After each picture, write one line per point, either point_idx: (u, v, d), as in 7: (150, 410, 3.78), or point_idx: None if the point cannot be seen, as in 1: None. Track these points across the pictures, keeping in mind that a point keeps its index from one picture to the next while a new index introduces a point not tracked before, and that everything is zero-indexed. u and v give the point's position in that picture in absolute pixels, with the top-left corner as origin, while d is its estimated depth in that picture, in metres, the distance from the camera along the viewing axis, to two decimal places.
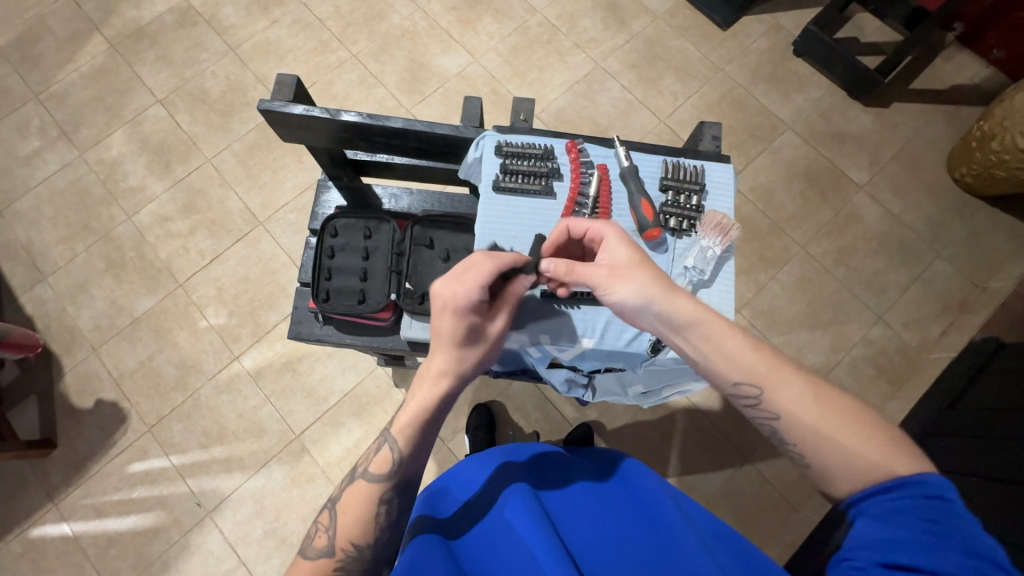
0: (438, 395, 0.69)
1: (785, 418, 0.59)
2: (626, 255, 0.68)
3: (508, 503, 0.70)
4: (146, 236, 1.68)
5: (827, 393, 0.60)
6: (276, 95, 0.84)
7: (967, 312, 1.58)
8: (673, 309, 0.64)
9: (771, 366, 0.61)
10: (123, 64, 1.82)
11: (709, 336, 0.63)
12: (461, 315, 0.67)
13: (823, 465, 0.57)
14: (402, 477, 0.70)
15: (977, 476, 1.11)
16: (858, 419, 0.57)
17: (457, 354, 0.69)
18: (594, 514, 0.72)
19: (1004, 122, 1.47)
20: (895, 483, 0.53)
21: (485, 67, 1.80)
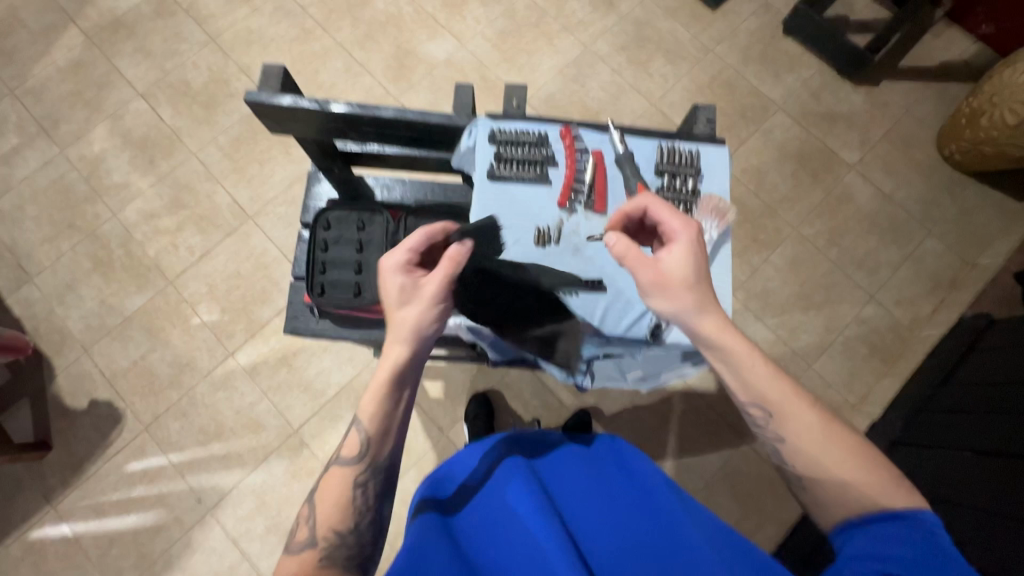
0: (394, 362, 0.70)
1: (788, 443, 0.66)
2: (691, 269, 0.69)
3: (504, 480, 0.73)
4: (133, 233, 1.65)
5: (830, 428, 0.66)
6: (262, 86, 0.82)
7: (957, 289, 1.60)
8: (707, 325, 0.68)
9: (788, 395, 0.67)
10: (101, 57, 1.77)
11: (732, 354, 0.68)
12: (398, 277, 0.71)
13: (821, 492, 0.64)
14: (374, 454, 0.70)
15: (967, 451, 1.13)
16: (855, 448, 0.64)
17: (400, 318, 0.71)
18: (589, 491, 0.75)
19: (993, 99, 1.48)
20: (894, 514, 0.59)
21: (473, 53, 1.78)
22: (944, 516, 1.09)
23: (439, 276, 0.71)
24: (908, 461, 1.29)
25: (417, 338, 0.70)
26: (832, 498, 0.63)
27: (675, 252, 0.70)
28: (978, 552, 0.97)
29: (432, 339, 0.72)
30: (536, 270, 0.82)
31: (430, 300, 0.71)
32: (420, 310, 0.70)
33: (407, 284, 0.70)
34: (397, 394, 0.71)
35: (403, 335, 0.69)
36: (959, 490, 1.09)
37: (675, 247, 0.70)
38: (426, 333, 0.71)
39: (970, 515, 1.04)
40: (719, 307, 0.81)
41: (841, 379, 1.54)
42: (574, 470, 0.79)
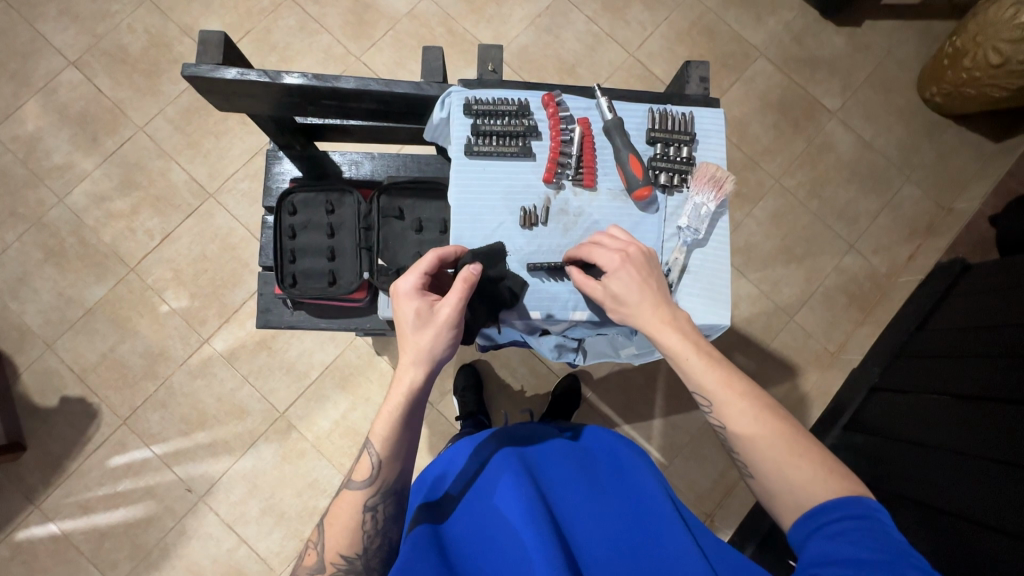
0: (407, 389, 0.67)
1: (729, 427, 0.65)
2: (627, 290, 0.70)
3: (494, 469, 0.75)
4: (84, 218, 1.53)
5: (771, 419, 0.64)
6: (201, 58, 0.72)
7: (933, 235, 1.62)
8: (646, 326, 0.69)
9: (722, 383, 0.66)
10: (21, 22, 1.58)
11: (672, 354, 0.68)
12: (410, 300, 0.67)
13: (767, 483, 0.63)
14: (386, 480, 0.68)
15: (944, 395, 1.18)
16: (794, 438, 0.63)
17: (413, 341, 0.67)
18: (578, 477, 0.77)
19: (977, 38, 1.44)
20: (851, 508, 0.57)
21: (437, 4, 1.64)
22: (921, 459, 1.14)
23: (453, 298, 0.67)
24: (883, 407, 1.34)
25: (432, 362, 0.67)
26: (778, 492, 0.62)
27: (613, 279, 0.71)
28: (959, 494, 1.03)
29: (447, 362, 0.69)
30: (530, 255, 0.78)
31: (446, 324, 0.67)
32: (434, 334, 0.66)
33: (422, 308, 0.66)
34: (411, 422, 0.68)
35: (416, 360, 0.66)
36: (935, 432, 1.14)
37: (606, 273, 0.71)
38: (441, 357, 0.68)
39: (946, 457, 1.09)
40: (717, 283, 0.80)
41: (822, 330, 1.57)
42: (566, 463, 0.79)
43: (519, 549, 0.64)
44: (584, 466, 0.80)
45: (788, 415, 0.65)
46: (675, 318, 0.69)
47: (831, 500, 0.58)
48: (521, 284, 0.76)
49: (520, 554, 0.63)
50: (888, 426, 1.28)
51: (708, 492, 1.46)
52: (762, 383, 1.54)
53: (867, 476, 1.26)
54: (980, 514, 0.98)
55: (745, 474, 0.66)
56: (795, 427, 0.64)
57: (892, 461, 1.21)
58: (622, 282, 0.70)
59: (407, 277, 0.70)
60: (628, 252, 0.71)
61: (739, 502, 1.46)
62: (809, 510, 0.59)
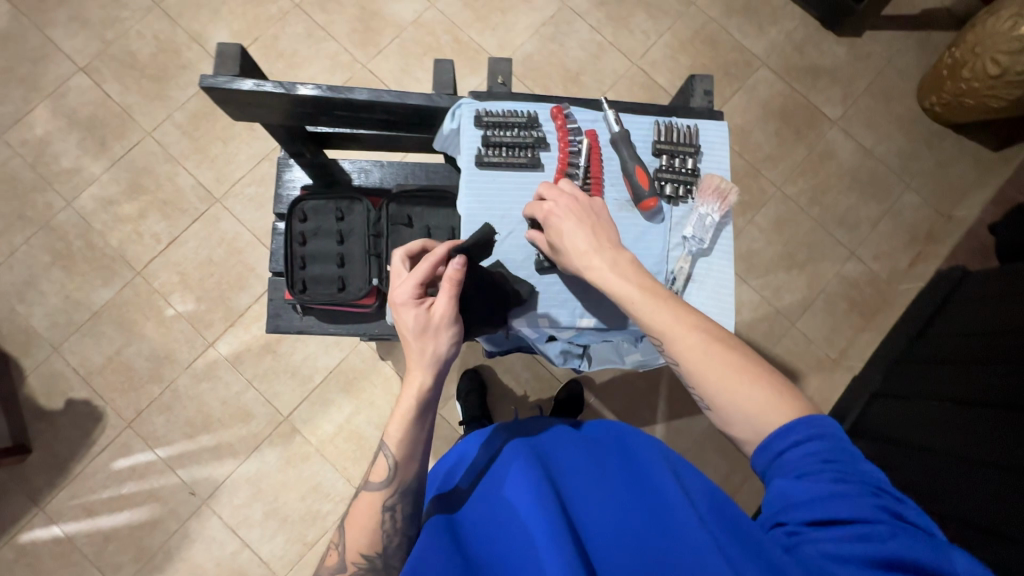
0: (416, 390, 0.68)
1: (682, 364, 0.64)
2: (566, 232, 0.71)
3: (505, 463, 0.76)
4: (92, 222, 1.55)
5: (719, 349, 0.63)
6: (218, 69, 0.74)
7: (933, 242, 1.63)
8: (590, 271, 0.70)
9: (670, 322, 0.65)
10: (32, 28, 1.60)
11: (617, 295, 0.68)
12: (409, 308, 0.67)
13: (726, 414, 0.62)
14: (404, 480, 0.69)
15: (945, 400, 1.19)
16: (742, 365, 0.62)
17: (419, 345, 0.68)
18: (585, 461, 0.76)
19: (976, 49, 1.46)
20: (808, 436, 0.57)
21: (443, 12, 1.67)
22: (923, 463, 1.15)
23: (447, 299, 0.68)
24: (885, 412, 1.35)
25: (439, 364, 0.68)
26: (735, 422, 0.61)
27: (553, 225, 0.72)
28: (961, 498, 1.03)
29: (453, 360, 0.70)
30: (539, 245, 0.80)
31: (449, 322, 0.69)
32: (437, 336, 0.68)
33: (420, 314, 0.67)
34: (423, 420, 0.69)
35: (422, 362, 0.67)
36: (939, 436, 1.15)
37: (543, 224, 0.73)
38: (446, 356, 0.69)
39: (949, 463, 1.10)
40: (721, 291, 0.81)
41: (823, 336, 1.58)
42: (571, 450, 0.79)
43: (526, 533, 0.64)
44: (588, 450, 0.79)
45: (742, 347, 0.64)
46: (615, 258, 0.69)
47: (785, 424, 0.58)
48: (529, 288, 0.79)
49: (527, 536, 0.63)
50: (890, 431, 1.29)
51: None
52: None
53: None
54: (986, 518, 0.97)
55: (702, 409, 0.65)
56: (747, 356, 0.63)
57: (894, 465, 1.22)
58: (560, 228, 0.72)
59: (401, 283, 0.70)
60: (562, 200, 0.73)
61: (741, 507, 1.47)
62: (765, 438, 0.59)
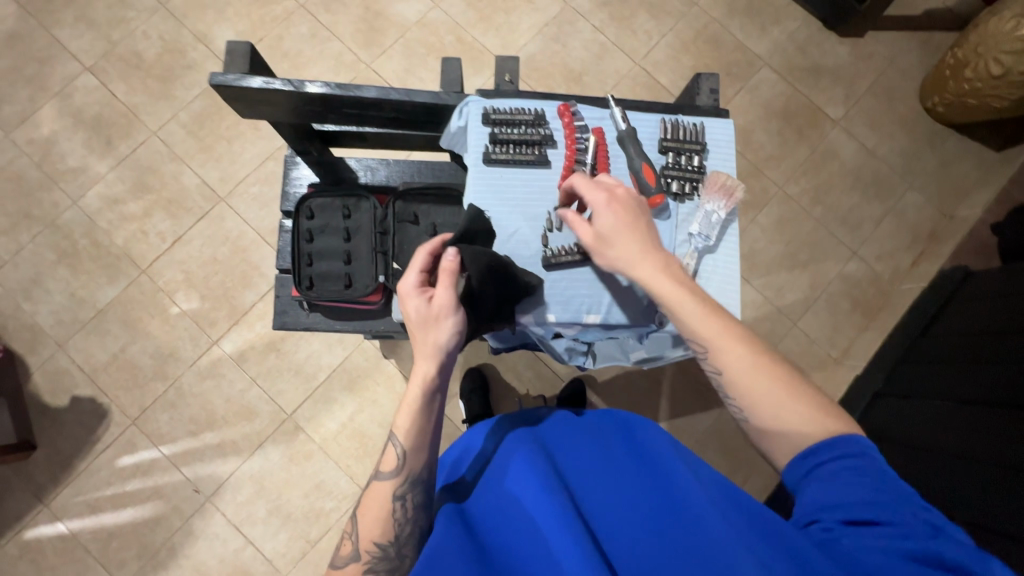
0: (422, 378, 0.68)
1: (727, 374, 0.65)
2: (614, 231, 0.71)
3: (510, 452, 0.77)
4: (97, 221, 1.56)
5: (764, 363, 0.65)
6: (228, 68, 0.75)
7: (936, 242, 1.63)
8: (640, 272, 0.69)
9: (720, 330, 0.66)
10: (39, 28, 1.61)
11: (667, 300, 0.68)
12: (411, 297, 0.68)
13: (764, 425, 0.63)
14: (413, 468, 0.69)
15: (948, 399, 1.19)
16: (787, 380, 0.64)
17: (423, 333, 0.68)
18: (590, 448, 0.77)
19: (978, 49, 1.46)
20: (848, 450, 0.58)
21: (447, 12, 1.67)
22: (926, 462, 1.15)
23: (446, 290, 0.68)
24: (888, 411, 1.35)
25: (443, 351, 0.68)
26: (772, 434, 0.63)
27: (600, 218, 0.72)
28: (964, 497, 1.04)
29: (459, 347, 0.70)
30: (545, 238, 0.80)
31: (450, 309, 0.68)
32: (439, 323, 0.68)
33: (420, 302, 0.67)
34: (432, 408, 0.69)
35: (426, 350, 0.68)
36: (938, 433, 1.16)
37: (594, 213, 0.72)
38: (450, 345, 0.69)
39: (952, 463, 1.10)
40: (727, 288, 0.81)
41: (825, 336, 1.58)
42: (576, 436, 0.80)
43: (531, 520, 0.65)
44: (594, 435, 0.80)
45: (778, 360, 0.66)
46: (666, 263, 0.70)
47: (826, 441, 0.60)
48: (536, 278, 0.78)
49: (532, 524, 0.65)
50: (893, 430, 1.29)
51: None
52: None
53: None
54: (981, 514, 0.99)
55: (736, 417, 0.67)
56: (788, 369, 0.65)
57: (897, 464, 1.22)
58: (611, 225, 0.71)
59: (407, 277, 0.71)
60: (616, 194, 0.72)
61: None
62: (801, 453, 0.61)
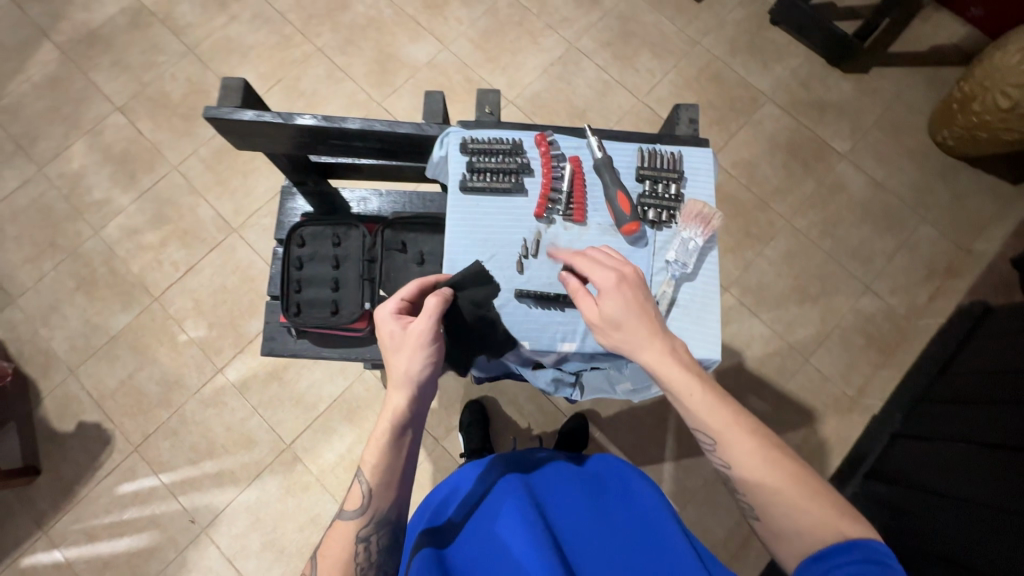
0: (393, 409, 0.67)
1: (735, 469, 0.61)
2: (619, 312, 0.66)
3: (500, 497, 0.72)
4: (116, 250, 1.62)
5: (779, 457, 0.60)
6: (223, 101, 0.79)
7: (953, 276, 1.58)
8: (646, 357, 0.65)
9: (728, 422, 0.62)
10: (77, 72, 1.73)
11: (675, 387, 0.64)
12: (387, 322, 0.69)
13: (774, 526, 0.59)
14: (378, 508, 0.67)
15: (973, 443, 1.10)
16: (804, 479, 0.59)
17: (395, 364, 0.68)
18: (588, 510, 0.74)
19: (985, 83, 1.46)
20: (860, 552, 0.53)
21: (456, 54, 1.75)
22: (948, 510, 1.06)
23: (424, 319, 0.68)
24: (908, 455, 1.27)
25: (413, 384, 0.67)
26: (787, 533, 0.58)
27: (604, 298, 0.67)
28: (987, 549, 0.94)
29: (432, 378, 0.68)
30: (520, 260, 0.80)
31: (423, 340, 0.67)
32: (409, 354, 0.67)
33: (393, 330, 0.68)
34: (400, 444, 0.67)
35: (396, 381, 0.67)
36: (962, 483, 1.07)
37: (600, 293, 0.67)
38: (424, 376, 0.67)
39: (974, 511, 1.01)
40: (707, 317, 0.79)
41: (839, 373, 1.52)
42: (571, 494, 0.76)
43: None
44: (587, 496, 0.76)
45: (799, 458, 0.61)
46: (671, 345, 0.66)
47: (841, 543, 0.54)
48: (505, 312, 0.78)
49: None
50: (914, 475, 1.21)
51: (722, 542, 1.39)
52: (777, 427, 1.48)
53: (890, 531, 1.18)
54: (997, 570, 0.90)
55: (748, 515, 0.62)
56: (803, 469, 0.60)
57: (918, 513, 1.13)
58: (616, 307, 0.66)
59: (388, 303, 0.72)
60: (624, 273, 0.68)
61: (755, 555, 1.38)
62: (814, 555, 0.55)
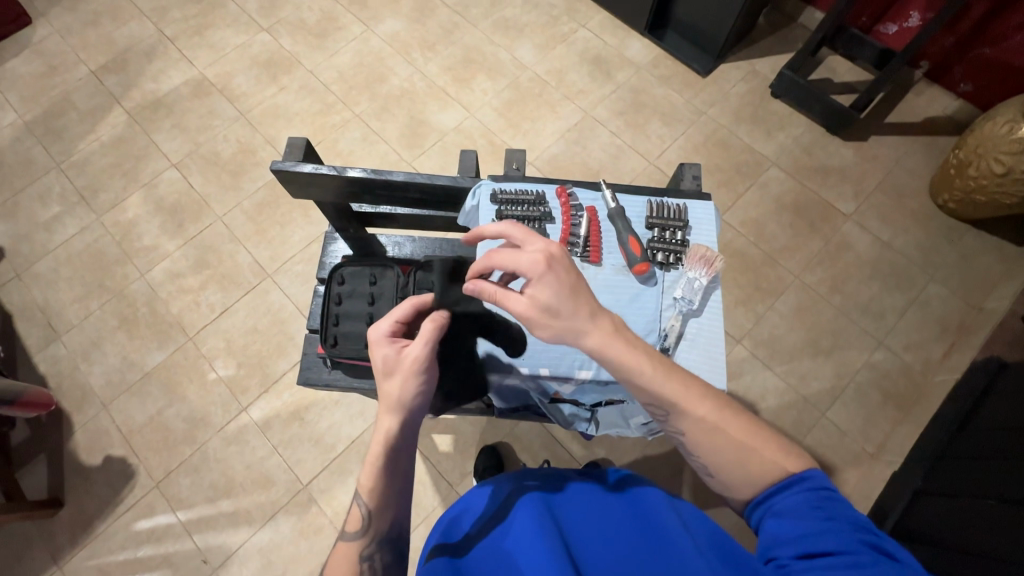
0: (385, 432, 0.70)
1: (690, 435, 0.67)
2: (553, 299, 0.66)
3: (514, 506, 0.74)
4: (159, 292, 1.73)
5: (730, 418, 0.67)
6: (287, 156, 0.92)
7: (966, 333, 1.60)
8: (591, 341, 0.66)
9: (681, 394, 0.67)
10: (141, 133, 1.94)
11: (626, 366, 0.66)
12: (379, 348, 0.72)
13: (727, 480, 0.65)
14: (378, 527, 0.70)
15: (994, 499, 1.09)
16: (752, 430, 0.66)
17: (385, 388, 0.71)
18: (597, 518, 0.72)
19: (977, 150, 1.55)
20: (795, 479, 0.61)
21: (481, 120, 1.92)
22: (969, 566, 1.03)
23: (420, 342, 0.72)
24: (931, 513, 1.24)
25: (405, 407, 0.70)
26: (736, 483, 0.64)
27: (535, 287, 0.67)
28: None
29: (423, 403, 0.72)
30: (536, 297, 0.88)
31: (417, 366, 0.71)
32: (403, 378, 0.70)
33: (388, 354, 0.71)
34: (396, 464, 0.71)
35: (389, 405, 0.70)
36: (983, 540, 1.04)
37: (531, 282, 0.66)
38: (415, 401, 0.71)
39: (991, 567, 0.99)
40: (713, 352, 0.84)
41: (857, 428, 1.51)
42: (579, 504, 0.75)
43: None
44: (596, 505, 0.75)
45: (743, 411, 0.68)
46: (615, 323, 0.68)
47: (780, 483, 0.62)
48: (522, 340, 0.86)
49: None
50: (936, 534, 1.18)
51: None
52: None
53: None
54: None
55: (703, 473, 0.69)
56: (749, 420, 0.67)
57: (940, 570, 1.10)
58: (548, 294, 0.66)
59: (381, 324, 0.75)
60: (551, 253, 0.66)
61: None
62: (759, 499, 0.63)
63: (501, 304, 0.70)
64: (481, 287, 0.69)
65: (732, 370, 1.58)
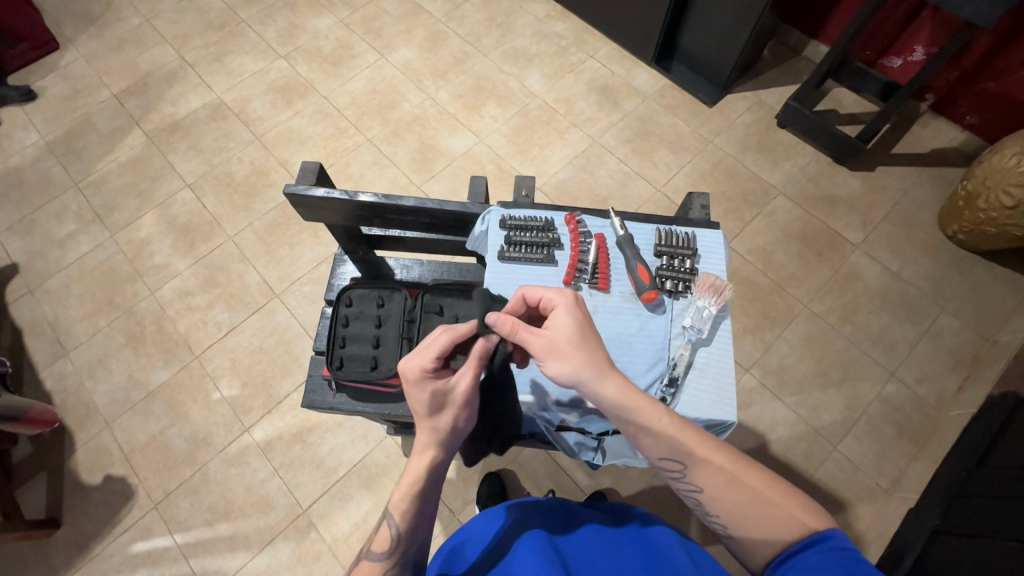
0: (427, 464, 0.69)
1: (706, 491, 0.65)
2: (575, 330, 0.68)
3: (518, 538, 0.72)
4: (167, 310, 1.74)
5: (745, 470, 0.65)
6: (300, 180, 0.94)
7: (980, 367, 1.56)
8: (607, 388, 0.66)
9: (694, 448, 0.66)
10: (158, 154, 1.98)
11: (642, 416, 0.66)
12: (425, 385, 0.68)
13: (745, 539, 0.64)
14: (405, 551, 0.69)
15: (1013, 540, 1.05)
16: (768, 486, 0.64)
17: (430, 423, 0.69)
18: (603, 552, 0.71)
19: (986, 182, 1.55)
20: (813, 538, 0.60)
21: (490, 146, 1.95)
22: None
23: (469, 371, 0.71)
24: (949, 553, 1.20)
25: (449, 439, 0.70)
26: (754, 543, 0.63)
27: (556, 317, 0.69)
28: None
29: (464, 434, 0.72)
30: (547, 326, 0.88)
31: (466, 399, 0.70)
32: (453, 412, 0.70)
33: (439, 392, 0.68)
34: (431, 490, 0.70)
35: (435, 438, 0.69)
36: None
37: (555, 310, 0.69)
38: (461, 431, 0.71)
39: None
40: (722, 383, 0.83)
41: (870, 463, 1.48)
42: (585, 537, 0.74)
43: None
44: (603, 538, 0.74)
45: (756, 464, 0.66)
46: (625, 375, 0.68)
47: (797, 544, 0.60)
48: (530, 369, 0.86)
49: None
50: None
51: None
52: None
53: None
54: None
55: (719, 530, 0.67)
56: (764, 474, 0.65)
57: None
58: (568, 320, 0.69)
59: (417, 357, 0.70)
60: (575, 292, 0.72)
61: None
62: (777, 560, 0.61)
63: (517, 337, 0.69)
64: (502, 316, 0.69)
65: (741, 400, 1.55)
